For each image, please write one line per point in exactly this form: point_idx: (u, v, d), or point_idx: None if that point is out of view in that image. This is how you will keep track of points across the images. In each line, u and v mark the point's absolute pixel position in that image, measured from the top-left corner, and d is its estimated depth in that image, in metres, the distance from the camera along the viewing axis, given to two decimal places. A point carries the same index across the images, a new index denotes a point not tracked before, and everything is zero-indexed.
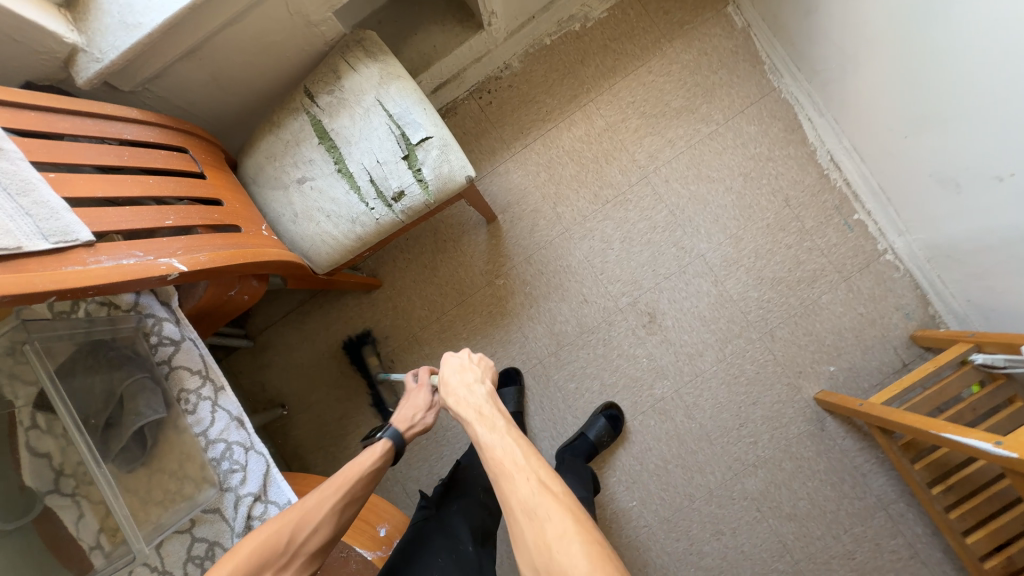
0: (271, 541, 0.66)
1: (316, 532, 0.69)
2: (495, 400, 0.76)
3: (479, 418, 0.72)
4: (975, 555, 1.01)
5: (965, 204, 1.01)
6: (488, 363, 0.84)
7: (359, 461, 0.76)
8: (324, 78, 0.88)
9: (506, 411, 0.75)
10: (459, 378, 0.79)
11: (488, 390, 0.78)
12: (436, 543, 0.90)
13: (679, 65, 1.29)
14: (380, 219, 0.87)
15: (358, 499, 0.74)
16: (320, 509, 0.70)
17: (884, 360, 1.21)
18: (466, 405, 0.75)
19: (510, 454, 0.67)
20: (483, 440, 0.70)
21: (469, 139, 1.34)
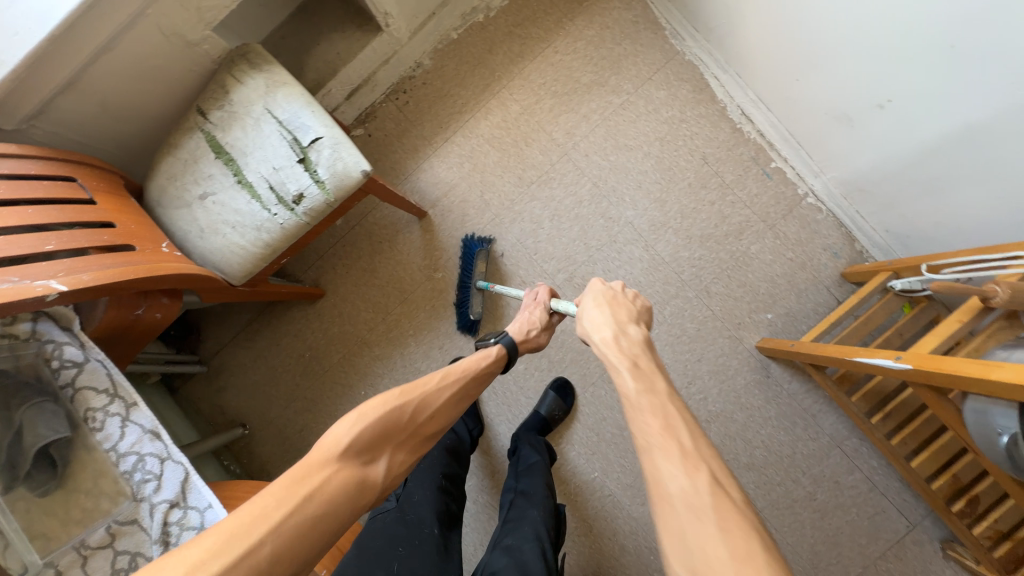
0: (398, 415, 0.68)
1: (433, 416, 0.73)
2: (650, 351, 0.73)
3: (633, 367, 0.69)
4: (922, 478, 1.01)
5: (861, 135, 1.03)
6: (637, 312, 0.82)
7: (468, 363, 0.84)
8: (213, 95, 0.91)
9: (661, 366, 0.70)
10: (611, 318, 0.79)
11: (642, 336, 0.76)
12: (399, 532, 0.87)
13: (584, 41, 1.32)
14: (284, 223, 0.89)
15: (466, 396, 0.81)
16: (441, 394, 0.75)
17: (818, 300, 1.23)
18: (616, 345, 0.74)
19: (674, 433, 0.59)
20: (633, 391, 0.66)
21: (392, 140, 1.36)
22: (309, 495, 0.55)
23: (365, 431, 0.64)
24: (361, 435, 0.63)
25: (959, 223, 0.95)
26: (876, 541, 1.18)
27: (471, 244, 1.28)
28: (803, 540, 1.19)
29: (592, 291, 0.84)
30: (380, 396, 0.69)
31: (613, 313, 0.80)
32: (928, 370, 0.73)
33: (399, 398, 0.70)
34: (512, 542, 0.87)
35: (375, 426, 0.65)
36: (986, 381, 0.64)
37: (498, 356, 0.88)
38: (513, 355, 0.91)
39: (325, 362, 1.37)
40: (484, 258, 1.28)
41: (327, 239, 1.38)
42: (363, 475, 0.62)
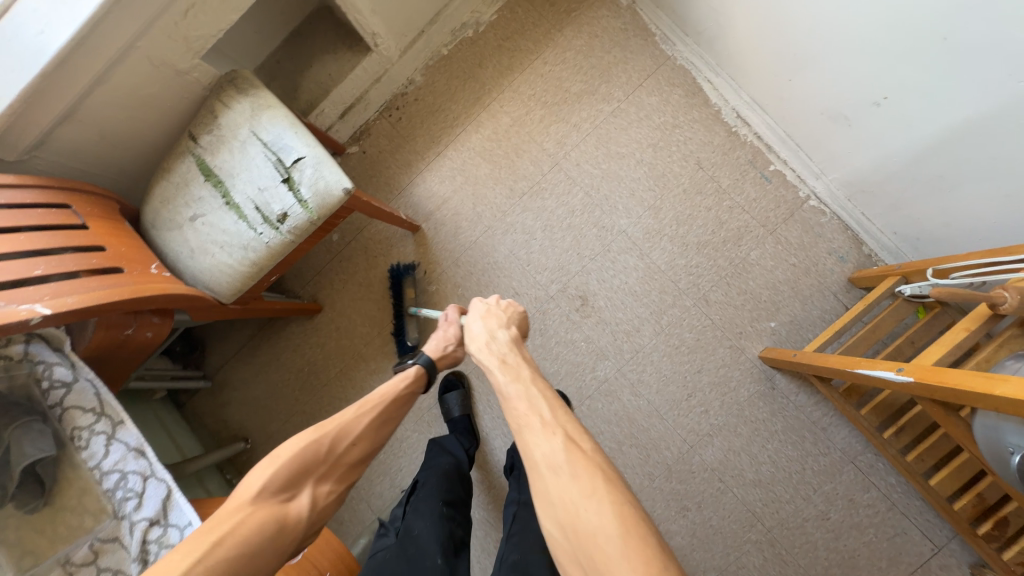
0: (312, 451, 0.69)
1: (356, 443, 0.74)
2: (517, 348, 0.79)
3: (501, 363, 0.75)
4: (942, 497, 0.94)
5: (860, 134, 0.98)
6: (516, 319, 0.88)
7: (390, 385, 0.83)
8: (203, 120, 0.94)
9: (529, 360, 0.77)
10: (484, 327, 0.84)
11: (511, 338, 0.81)
12: (401, 569, 0.84)
13: (573, 51, 1.31)
14: (270, 242, 0.91)
15: (392, 420, 0.81)
16: (363, 420, 0.76)
17: (825, 307, 1.17)
18: (489, 349, 0.79)
19: (535, 408, 0.66)
20: (503, 384, 0.71)
21: (385, 156, 1.38)
22: (217, 543, 0.56)
23: (276, 475, 0.65)
24: (272, 479, 0.65)
25: (970, 222, 0.90)
26: (896, 565, 1.10)
27: (396, 273, 1.33)
28: (817, 562, 1.12)
29: (473, 309, 0.89)
30: (294, 438, 0.70)
31: (484, 323, 0.84)
32: (930, 383, 0.68)
33: (314, 433, 0.71)
34: (518, 557, 0.82)
35: (291, 463, 0.67)
36: (989, 397, 0.59)
37: (417, 377, 0.85)
38: (435, 371, 0.89)
39: (323, 376, 1.38)
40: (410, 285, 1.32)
41: (324, 255, 1.40)
42: (284, 514, 0.63)
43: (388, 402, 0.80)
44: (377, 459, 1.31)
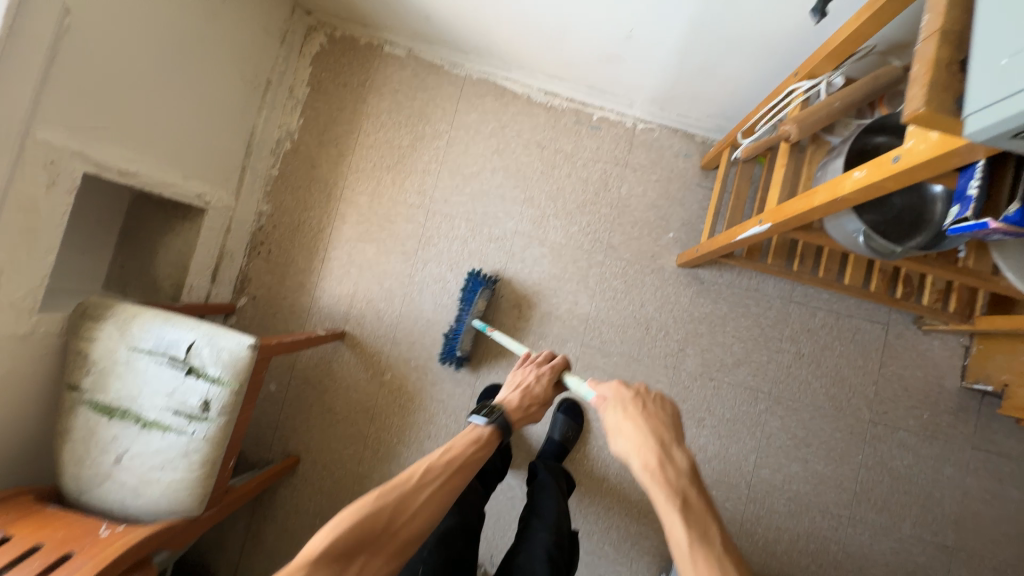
0: (373, 521, 0.67)
1: (415, 518, 0.71)
2: (697, 481, 0.67)
3: (685, 507, 0.64)
4: (859, 289, 1.11)
5: (636, 62, 1.14)
6: (672, 419, 0.76)
7: (456, 449, 0.80)
8: (73, 366, 0.89)
9: (710, 505, 0.65)
10: (646, 431, 0.73)
11: (687, 462, 0.70)
12: (422, 537, 0.79)
13: (384, 113, 1.39)
14: (206, 435, 0.88)
15: (457, 483, 0.77)
16: (425, 490, 0.73)
17: (698, 198, 1.33)
18: (662, 476, 0.67)
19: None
20: (687, 541, 0.61)
21: (277, 290, 1.37)
22: None
23: (334, 544, 0.63)
24: (327, 550, 0.63)
25: (748, 82, 1.08)
26: (869, 356, 1.26)
27: (473, 282, 1.27)
28: (817, 393, 1.26)
29: (618, 403, 0.78)
30: (353, 505, 0.68)
31: (649, 433, 0.73)
32: (781, 220, 0.81)
33: (380, 500, 0.69)
34: (523, 561, 0.85)
35: (349, 533, 0.65)
36: (813, 210, 0.72)
37: (488, 440, 0.84)
38: (507, 432, 0.88)
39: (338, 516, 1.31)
40: (484, 297, 1.27)
41: (271, 410, 1.35)
42: None
43: (454, 469, 0.77)
44: None
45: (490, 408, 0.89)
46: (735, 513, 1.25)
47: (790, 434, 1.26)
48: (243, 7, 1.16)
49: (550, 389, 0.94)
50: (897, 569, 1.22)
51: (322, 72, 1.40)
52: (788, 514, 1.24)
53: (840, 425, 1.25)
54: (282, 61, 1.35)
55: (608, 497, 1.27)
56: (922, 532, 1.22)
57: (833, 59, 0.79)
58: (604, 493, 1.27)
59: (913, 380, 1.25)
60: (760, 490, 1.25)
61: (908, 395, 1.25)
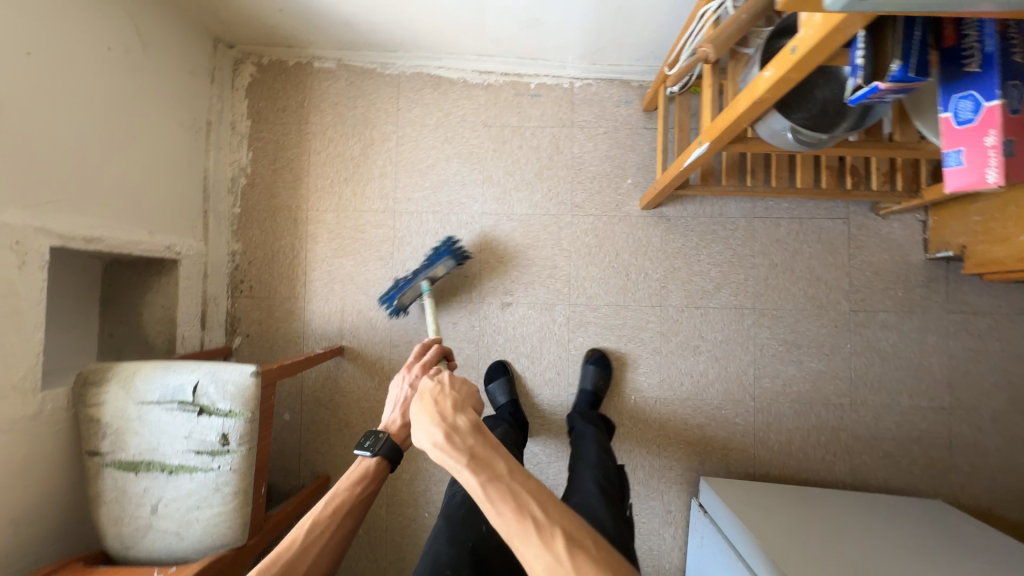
0: None
1: (315, 567, 0.72)
2: (484, 432, 0.68)
3: (472, 459, 0.64)
4: (811, 187, 1.16)
5: (556, 22, 1.17)
6: (467, 394, 0.75)
7: (343, 494, 0.82)
8: (88, 431, 0.91)
9: (501, 449, 0.66)
10: (438, 417, 0.69)
11: (473, 422, 0.69)
12: (480, 499, 0.91)
13: (330, 127, 1.41)
14: (232, 466, 0.91)
15: (349, 523, 0.80)
16: (318, 542, 0.74)
17: (648, 140, 1.37)
18: (453, 446, 0.65)
19: (526, 513, 0.59)
20: (479, 486, 0.62)
21: (268, 322, 1.39)
22: None
23: None
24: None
25: (664, 16, 1.11)
26: (838, 250, 1.33)
27: (444, 249, 1.25)
28: (797, 296, 1.33)
29: (421, 395, 0.75)
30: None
31: (441, 405, 0.71)
32: (717, 138, 0.86)
33: (273, 570, 0.68)
34: (580, 499, 0.91)
35: None
36: (740, 121, 0.77)
37: (372, 471, 0.87)
38: (394, 454, 0.91)
39: (379, 521, 1.35)
40: (443, 268, 1.24)
41: (291, 438, 1.37)
42: None
43: (346, 512, 0.80)
44: None
45: (372, 438, 0.90)
46: (747, 425, 1.32)
47: (780, 340, 1.32)
48: (164, 52, 1.16)
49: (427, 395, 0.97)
50: (904, 439, 1.30)
51: (259, 101, 1.41)
52: (795, 414, 1.31)
53: (825, 321, 1.32)
54: (217, 99, 1.36)
55: (627, 440, 1.33)
56: (919, 400, 1.30)
57: None
58: (622, 437, 1.33)
59: (882, 263, 1.32)
60: (765, 398, 1.32)
61: (880, 278, 1.32)
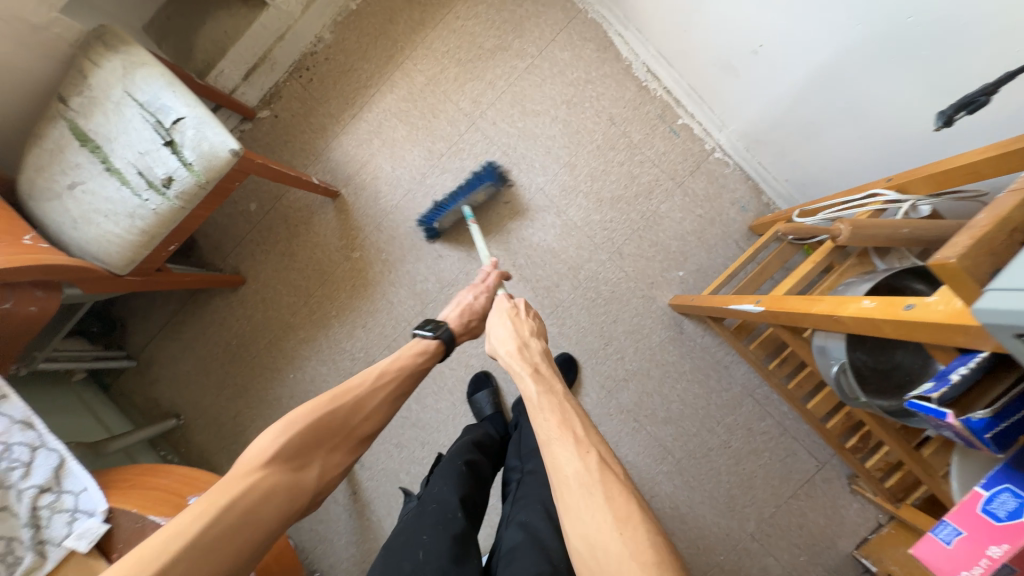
0: (330, 419, 0.69)
1: (368, 416, 0.73)
2: (550, 359, 0.76)
3: (536, 372, 0.71)
4: (817, 418, 1.06)
5: (746, 82, 1.02)
6: (541, 326, 0.84)
7: (401, 356, 0.80)
8: (72, 80, 0.89)
9: (560, 372, 0.73)
10: (517, 331, 0.80)
11: (543, 348, 0.78)
12: (422, 522, 0.81)
13: (485, 4, 1.29)
14: (156, 208, 0.88)
15: (403, 391, 0.78)
16: (378, 394, 0.74)
17: (728, 255, 1.24)
18: (523, 355, 0.75)
19: (553, 390, 0.68)
20: (535, 394, 0.67)
21: (299, 120, 1.33)
22: (225, 507, 0.56)
23: (290, 441, 0.64)
24: (287, 444, 0.64)
25: (841, 165, 0.96)
26: (787, 482, 1.24)
27: (486, 172, 1.21)
28: (719, 485, 1.25)
29: (502, 305, 0.85)
30: (309, 402, 0.68)
31: (521, 324, 0.81)
32: (773, 312, 0.75)
33: (332, 403, 0.70)
34: (524, 519, 0.82)
35: (304, 431, 0.66)
36: (804, 316, 0.67)
37: (434, 351, 0.84)
38: (453, 346, 0.88)
39: (252, 348, 1.35)
40: (484, 191, 1.21)
41: (242, 226, 1.36)
42: (294, 481, 0.63)
43: (404, 375, 0.78)
44: None
45: (433, 324, 0.87)
46: None
47: (674, 504, 1.25)
48: None
49: (490, 304, 0.95)
50: None
51: None
52: None
53: (724, 524, 1.24)
54: None
55: None
56: None
57: (934, 183, 0.70)
58: None
59: (812, 523, 1.23)
60: None
61: (798, 533, 1.23)
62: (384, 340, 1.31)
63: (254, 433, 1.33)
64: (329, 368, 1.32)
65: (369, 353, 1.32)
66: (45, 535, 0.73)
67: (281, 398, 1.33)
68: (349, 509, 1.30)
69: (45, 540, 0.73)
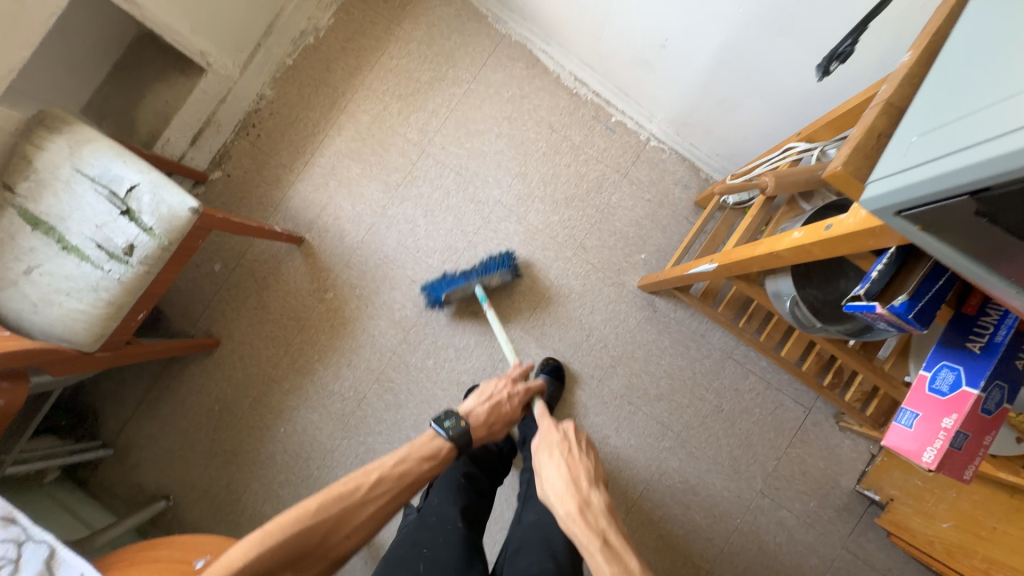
0: (309, 534, 0.65)
1: (352, 535, 0.68)
2: (614, 518, 0.69)
3: (604, 546, 0.65)
4: (792, 363, 1.13)
5: (663, 74, 1.13)
6: (597, 467, 0.77)
7: (408, 462, 0.75)
8: (16, 167, 0.89)
9: (628, 538, 0.67)
10: (572, 479, 0.74)
11: (605, 503, 0.71)
12: (421, 534, 0.81)
13: (415, 42, 1.37)
14: (120, 278, 0.87)
15: (399, 498, 0.73)
16: (370, 507, 0.70)
17: (682, 231, 1.33)
18: (584, 520, 0.68)
19: (612, 544, 0.65)
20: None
21: (253, 175, 1.35)
22: None
23: (263, 556, 0.62)
24: (259, 562, 0.62)
25: (759, 130, 1.07)
26: (782, 433, 1.29)
27: (501, 261, 1.26)
28: (721, 449, 1.29)
29: (551, 442, 0.79)
30: (290, 513, 0.65)
31: (575, 475, 0.74)
32: (726, 264, 0.82)
33: (313, 518, 0.66)
34: (534, 519, 0.85)
35: (279, 548, 0.63)
36: (751, 260, 0.74)
37: (446, 455, 0.78)
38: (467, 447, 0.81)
39: (236, 409, 1.31)
40: (499, 276, 1.25)
41: (208, 288, 1.35)
42: None
43: (405, 485, 0.73)
44: (311, 475, 1.29)
45: (456, 416, 0.81)
46: None
47: (683, 478, 1.28)
48: None
49: (518, 407, 0.92)
50: None
51: None
52: (655, 551, 1.26)
53: (733, 486, 1.28)
54: None
55: None
56: None
57: (833, 128, 0.80)
58: None
59: (813, 468, 1.28)
60: (638, 519, 1.27)
61: (803, 480, 1.28)
62: (372, 374, 1.31)
63: (251, 497, 1.28)
64: (320, 414, 1.30)
65: (360, 391, 1.31)
66: None
67: (275, 454, 1.30)
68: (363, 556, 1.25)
69: None
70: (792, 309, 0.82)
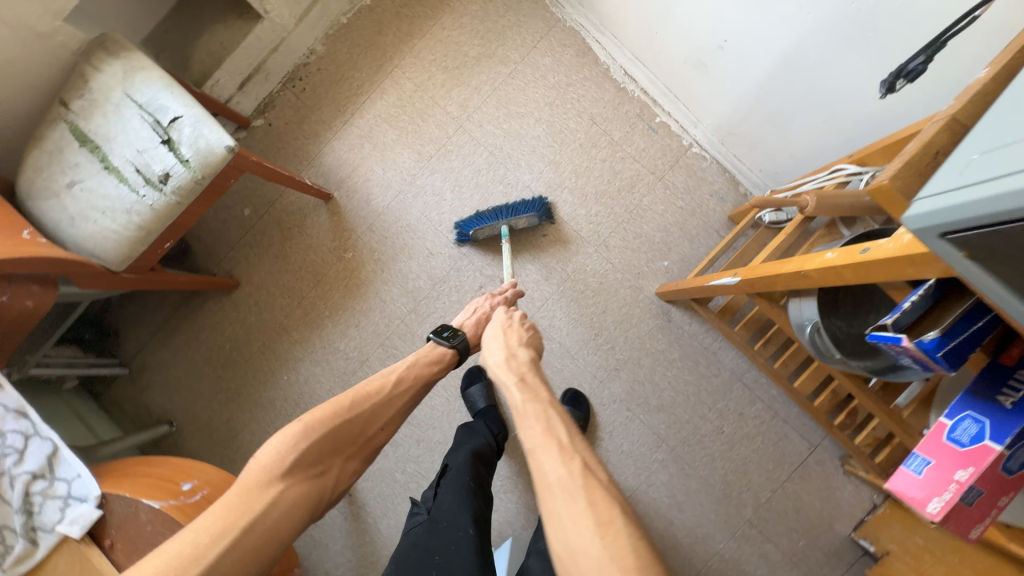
0: (347, 429, 0.76)
1: (385, 426, 0.81)
2: (536, 368, 0.78)
3: (521, 381, 0.74)
4: (803, 395, 1.09)
5: (716, 77, 1.09)
6: (535, 340, 0.87)
7: (415, 371, 0.85)
8: (73, 84, 0.93)
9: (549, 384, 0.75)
10: (506, 342, 0.84)
11: (529, 357, 0.80)
12: (432, 539, 0.83)
13: (469, 16, 1.36)
14: (153, 204, 0.90)
15: (413, 396, 0.85)
16: (394, 403, 0.81)
17: (710, 244, 1.28)
18: (508, 365, 0.78)
19: (553, 433, 0.64)
20: (520, 400, 0.70)
21: (292, 127, 1.38)
22: (253, 522, 0.65)
23: (309, 449, 0.71)
24: (305, 453, 0.71)
25: (810, 149, 1.01)
26: (781, 466, 1.24)
27: (532, 204, 1.26)
28: (714, 471, 1.25)
29: (496, 319, 0.90)
30: (328, 410, 0.75)
31: (507, 338, 0.85)
32: (749, 278, 0.79)
33: (350, 412, 0.76)
34: None
35: (323, 441, 0.73)
36: (775, 277, 0.71)
37: (449, 362, 0.89)
38: (467, 355, 0.92)
39: (244, 351, 1.35)
40: (527, 219, 1.24)
41: (236, 231, 1.39)
42: (316, 484, 0.72)
43: (418, 386, 0.85)
44: None
45: (451, 331, 0.92)
46: None
47: (670, 494, 1.25)
48: None
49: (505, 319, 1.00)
50: None
51: None
52: None
53: (721, 511, 1.24)
54: None
55: None
56: None
57: (889, 154, 0.75)
58: None
59: (808, 507, 1.23)
60: None
61: (795, 517, 1.23)
62: (377, 338, 1.33)
63: (247, 437, 1.32)
64: (323, 369, 1.33)
65: (363, 352, 1.33)
66: (38, 522, 0.76)
67: (275, 400, 1.33)
68: (344, 512, 1.28)
69: (37, 527, 0.76)
70: (811, 334, 0.78)
